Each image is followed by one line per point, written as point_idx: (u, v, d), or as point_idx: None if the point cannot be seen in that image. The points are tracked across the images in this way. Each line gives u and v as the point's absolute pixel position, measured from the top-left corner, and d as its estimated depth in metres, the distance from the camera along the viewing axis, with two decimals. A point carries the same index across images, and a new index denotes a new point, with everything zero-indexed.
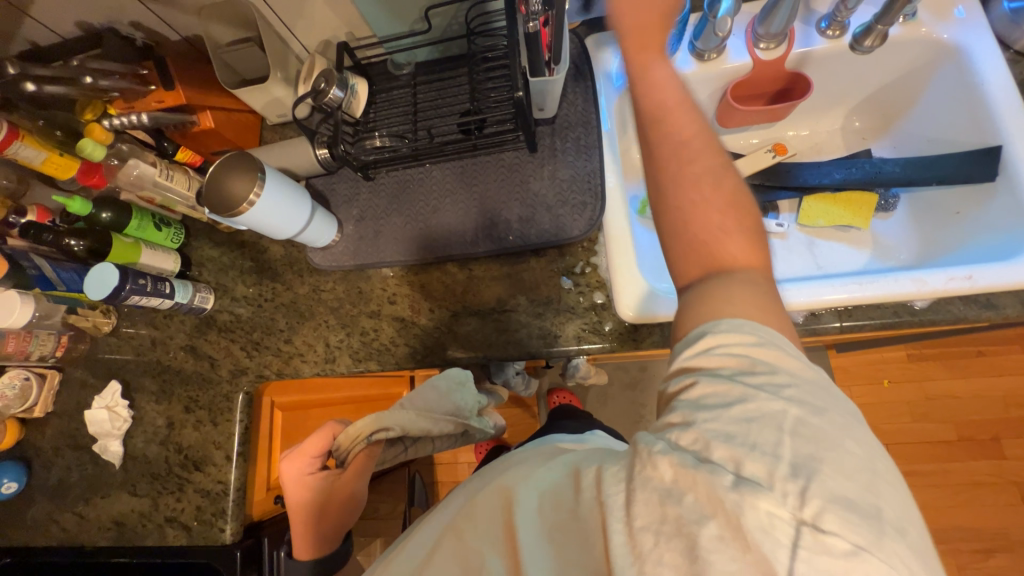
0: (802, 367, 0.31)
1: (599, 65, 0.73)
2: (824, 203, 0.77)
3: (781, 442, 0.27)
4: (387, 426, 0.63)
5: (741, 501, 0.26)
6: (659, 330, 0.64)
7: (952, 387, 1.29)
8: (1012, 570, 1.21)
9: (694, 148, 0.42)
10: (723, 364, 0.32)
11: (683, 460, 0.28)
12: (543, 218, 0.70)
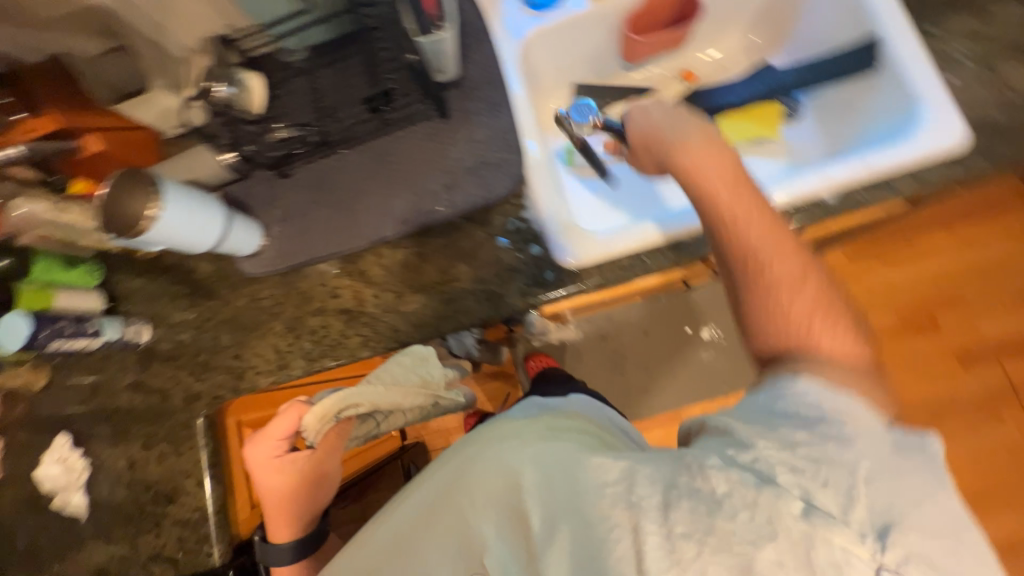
0: (866, 426, 0.43)
1: (495, 17, 0.74)
2: (739, 119, 0.78)
3: (849, 484, 0.39)
4: (354, 403, 0.66)
5: (813, 531, 0.37)
6: (598, 271, 0.65)
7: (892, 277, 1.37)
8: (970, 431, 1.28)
9: (775, 255, 0.52)
10: (802, 411, 0.45)
11: (746, 481, 0.40)
12: (468, 182, 0.69)
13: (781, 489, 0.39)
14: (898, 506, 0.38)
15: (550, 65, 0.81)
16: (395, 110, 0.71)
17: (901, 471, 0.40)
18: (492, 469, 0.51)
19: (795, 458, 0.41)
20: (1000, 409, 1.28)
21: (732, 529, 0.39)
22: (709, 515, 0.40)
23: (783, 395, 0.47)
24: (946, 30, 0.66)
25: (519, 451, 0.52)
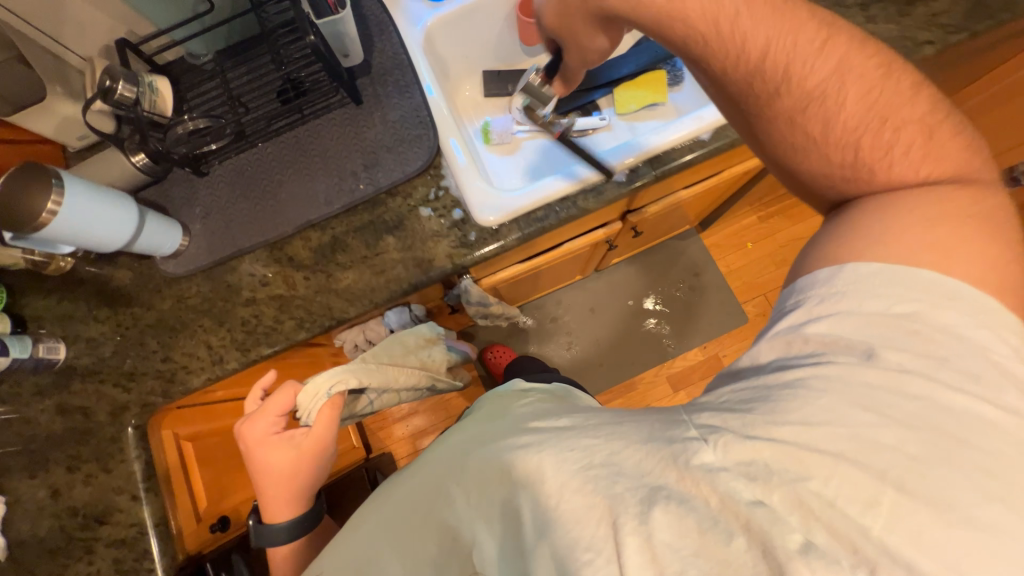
0: (909, 404, 0.35)
1: (398, 9, 0.79)
2: (630, 89, 0.88)
3: (869, 487, 0.32)
4: (347, 377, 0.63)
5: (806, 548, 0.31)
6: (518, 226, 0.70)
7: (794, 231, 1.56)
8: None
9: (832, 88, 0.45)
10: (836, 347, 0.39)
11: (733, 493, 0.34)
12: (387, 160, 0.72)
13: (776, 515, 0.33)
14: (912, 486, 0.32)
15: (456, 51, 0.88)
16: (309, 100, 0.74)
17: (953, 449, 0.33)
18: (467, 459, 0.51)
19: (811, 432, 0.35)
20: None
21: (734, 531, 0.33)
22: (699, 530, 0.34)
23: (806, 336, 0.41)
24: None
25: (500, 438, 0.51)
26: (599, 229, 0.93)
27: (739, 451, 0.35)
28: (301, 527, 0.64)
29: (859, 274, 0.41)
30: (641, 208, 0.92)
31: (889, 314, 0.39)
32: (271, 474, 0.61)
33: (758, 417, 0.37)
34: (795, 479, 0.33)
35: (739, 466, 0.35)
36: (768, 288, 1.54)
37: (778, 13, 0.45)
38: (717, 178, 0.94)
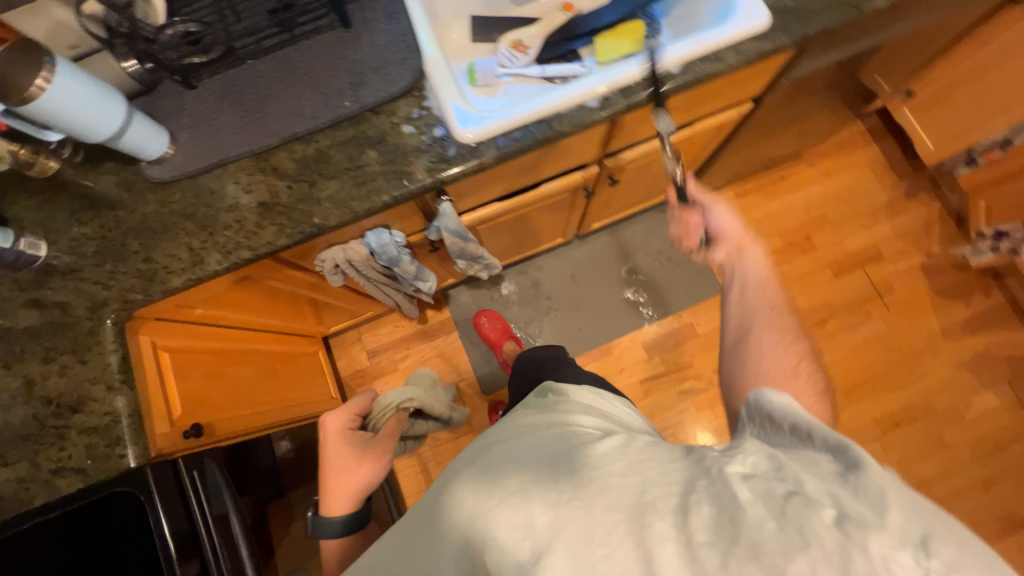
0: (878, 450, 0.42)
1: None
2: (611, 40, 0.86)
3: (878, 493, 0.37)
4: (410, 395, 0.90)
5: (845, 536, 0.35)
6: (495, 145, 0.74)
7: (768, 207, 1.64)
8: (847, 327, 1.55)
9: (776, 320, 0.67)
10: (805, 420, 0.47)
11: (769, 492, 0.40)
12: (372, 79, 0.75)
13: (808, 501, 0.39)
14: (933, 529, 0.35)
15: None
16: (299, 19, 0.76)
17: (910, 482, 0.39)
18: (493, 470, 0.57)
19: (814, 469, 0.42)
20: (867, 305, 1.56)
21: (759, 539, 0.37)
22: (734, 521, 0.39)
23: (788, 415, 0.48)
24: None
25: (528, 449, 0.59)
26: (577, 172, 0.98)
27: (768, 468, 0.43)
28: (352, 523, 0.76)
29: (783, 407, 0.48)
30: (616, 153, 0.98)
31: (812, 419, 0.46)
32: (343, 464, 0.78)
33: (770, 456, 0.44)
34: (806, 502, 0.39)
35: (764, 478, 0.42)
36: None
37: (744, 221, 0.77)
38: (689, 130, 1.00)
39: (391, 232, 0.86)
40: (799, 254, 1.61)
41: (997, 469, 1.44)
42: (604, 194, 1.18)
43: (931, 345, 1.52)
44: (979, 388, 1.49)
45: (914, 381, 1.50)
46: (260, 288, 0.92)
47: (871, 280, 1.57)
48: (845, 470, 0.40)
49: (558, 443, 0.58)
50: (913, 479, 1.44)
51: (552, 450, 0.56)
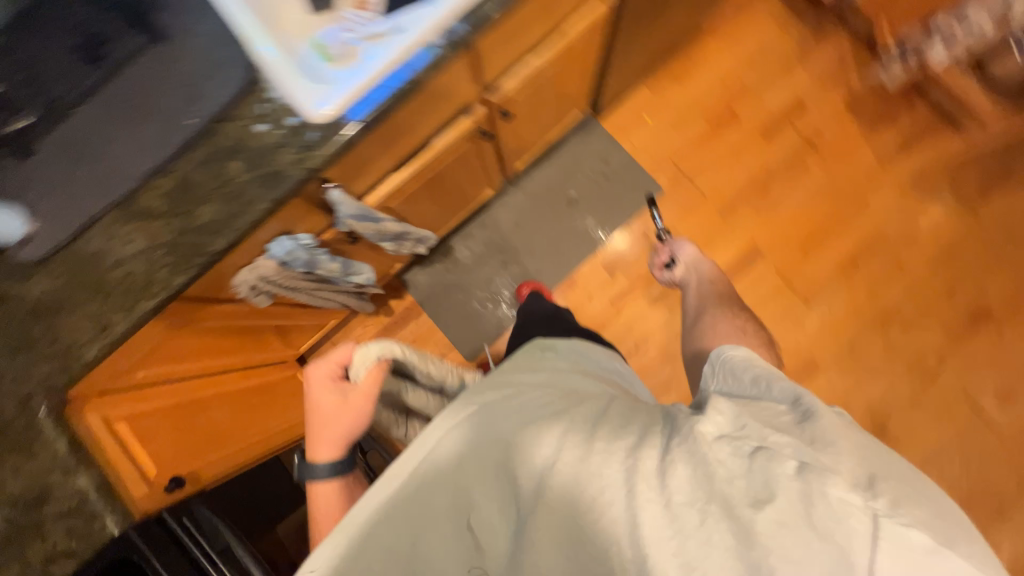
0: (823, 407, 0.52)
1: None
2: None
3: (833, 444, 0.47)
4: (393, 347, 0.81)
5: (809, 484, 0.44)
6: (353, 116, 0.71)
7: (686, 93, 1.61)
8: (789, 186, 1.57)
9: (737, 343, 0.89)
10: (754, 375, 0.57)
11: (739, 449, 0.48)
12: (209, 89, 0.72)
13: (771, 454, 0.47)
14: (877, 470, 0.46)
15: None
16: (113, 52, 0.74)
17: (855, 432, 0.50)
18: (477, 436, 0.59)
19: (770, 415, 0.53)
20: (803, 159, 1.57)
21: (729, 491, 0.46)
22: (708, 478, 0.47)
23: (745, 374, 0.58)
24: None
25: (512, 409, 0.60)
26: (465, 117, 0.95)
27: (733, 425, 0.51)
28: (339, 468, 0.79)
29: (735, 360, 0.65)
30: (497, 86, 0.95)
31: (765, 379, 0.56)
32: (332, 413, 0.79)
33: (734, 416, 0.52)
34: (770, 453, 0.47)
35: (733, 430, 0.50)
36: (676, 153, 1.60)
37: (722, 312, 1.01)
38: (563, 38, 0.96)
39: (294, 237, 0.85)
40: (727, 129, 1.60)
41: (956, 273, 1.50)
42: (509, 132, 1.15)
43: (871, 178, 1.54)
44: (924, 204, 1.52)
45: (863, 217, 1.54)
46: (194, 334, 0.91)
47: (801, 133, 1.57)
48: (801, 420, 0.51)
49: (539, 399, 0.62)
50: (882, 307, 1.51)
51: (534, 408, 0.60)
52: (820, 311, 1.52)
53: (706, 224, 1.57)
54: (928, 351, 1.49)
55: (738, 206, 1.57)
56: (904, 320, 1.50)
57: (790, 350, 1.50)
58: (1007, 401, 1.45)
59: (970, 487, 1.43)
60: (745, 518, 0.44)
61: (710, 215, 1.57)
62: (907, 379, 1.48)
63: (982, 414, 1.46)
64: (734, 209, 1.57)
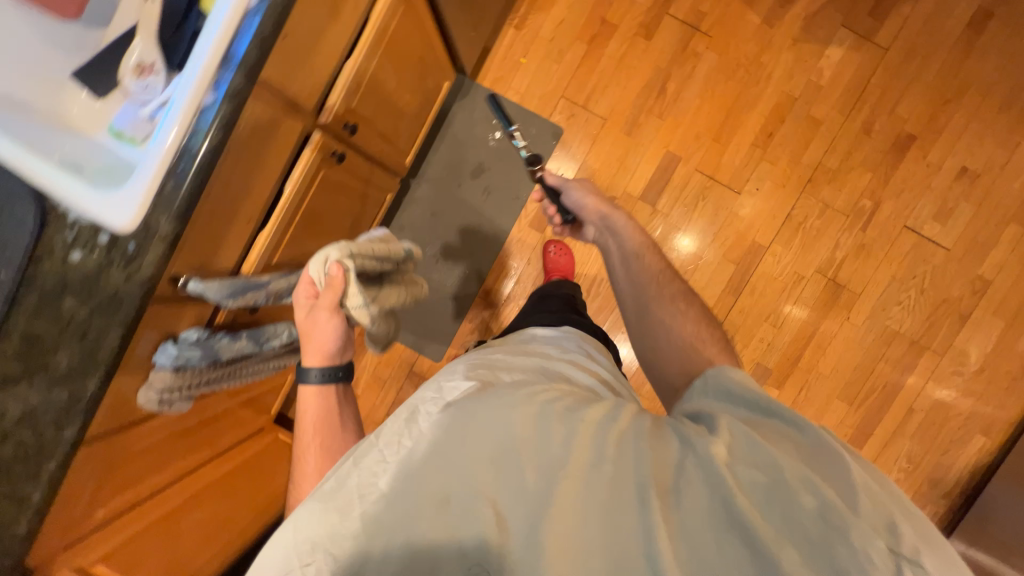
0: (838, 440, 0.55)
1: None
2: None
3: (848, 480, 0.50)
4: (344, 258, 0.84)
5: (827, 522, 0.47)
6: (162, 210, 0.65)
7: (553, 19, 1.50)
8: (686, 78, 1.49)
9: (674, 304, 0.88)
10: (763, 398, 0.61)
11: (755, 476, 0.51)
12: (6, 233, 0.66)
13: (789, 487, 0.50)
14: (897, 512, 0.48)
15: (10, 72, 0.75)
16: None
17: (872, 470, 0.53)
18: (473, 424, 0.57)
19: (781, 442, 0.55)
20: (691, 46, 1.48)
21: (748, 520, 0.48)
22: (726, 502, 0.50)
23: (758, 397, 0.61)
24: None
25: (511, 402, 0.58)
26: (304, 151, 0.89)
27: (751, 452, 0.53)
28: (329, 378, 0.89)
29: (738, 378, 0.65)
30: (324, 105, 0.88)
31: (772, 402, 0.60)
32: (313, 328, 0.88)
33: (746, 438, 0.54)
34: (789, 489, 0.49)
35: (748, 459, 0.53)
36: (564, 85, 1.51)
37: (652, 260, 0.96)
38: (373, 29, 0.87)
39: (176, 339, 0.81)
40: (607, 42, 1.50)
41: (870, 109, 1.46)
42: (371, 139, 1.08)
43: (764, 41, 1.47)
44: (823, 50, 1.46)
45: (767, 84, 1.47)
46: (136, 459, 0.91)
47: (681, 19, 1.48)
48: (814, 452, 0.54)
49: (544, 394, 0.61)
50: (808, 169, 1.48)
51: (537, 397, 0.60)
52: (750, 194, 1.50)
53: (616, 147, 1.51)
54: (862, 196, 1.48)
55: (643, 117, 1.50)
56: (832, 174, 1.48)
57: (731, 243, 1.51)
58: (945, 217, 1.47)
59: (928, 308, 1.49)
60: (763, 543, 0.47)
61: (617, 138, 1.51)
62: (849, 230, 1.49)
63: (926, 239, 1.48)
64: (639, 123, 1.50)
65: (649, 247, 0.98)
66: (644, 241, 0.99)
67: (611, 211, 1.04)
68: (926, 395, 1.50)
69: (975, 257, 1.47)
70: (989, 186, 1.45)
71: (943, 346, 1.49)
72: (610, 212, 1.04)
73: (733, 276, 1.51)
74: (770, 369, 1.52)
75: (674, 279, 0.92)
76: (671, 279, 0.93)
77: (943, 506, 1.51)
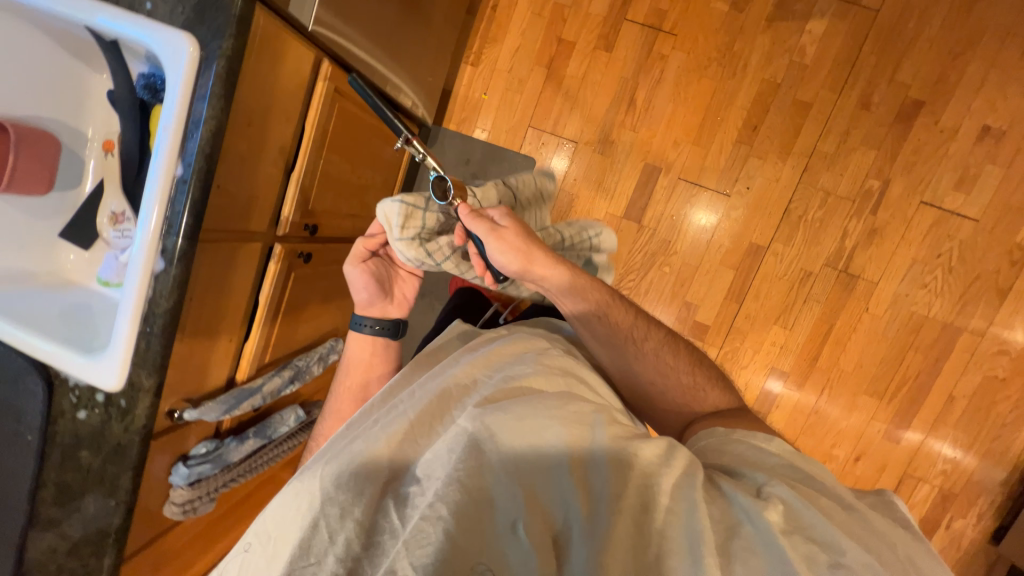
0: (890, 528, 0.58)
1: None
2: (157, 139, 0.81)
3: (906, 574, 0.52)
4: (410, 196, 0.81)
5: None
6: (141, 366, 0.73)
7: (509, 48, 1.47)
8: (655, 84, 1.41)
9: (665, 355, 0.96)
10: (806, 468, 0.65)
11: (814, 549, 0.52)
12: (25, 404, 0.77)
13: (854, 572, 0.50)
14: None
15: (6, 250, 0.84)
16: None
17: (926, 561, 0.56)
18: (529, 437, 0.55)
19: (840, 519, 0.56)
20: (656, 49, 1.40)
21: None
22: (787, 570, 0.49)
23: (800, 472, 0.65)
24: None
25: (568, 419, 0.57)
26: (269, 265, 0.94)
27: (812, 524, 0.54)
28: (384, 330, 0.92)
29: (780, 448, 0.70)
30: (280, 218, 0.92)
31: (817, 476, 0.64)
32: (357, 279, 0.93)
33: (799, 509, 0.55)
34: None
35: (807, 532, 0.53)
36: (529, 115, 1.48)
37: (624, 314, 0.93)
38: (310, 139, 0.89)
39: (188, 457, 0.91)
40: (566, 61, 1.44)
41: (867, 80, 1.33)
42: (338, 224, 1.13)
43: (735, 29, 1.36)
44: (802, 26, 1.33)
45: (745, 74, 1.37)
46: (181, 551, 1.03)
47: (641, 23, 1.40)
48: (869, 531, 0.56)
49: (600, 415, 0.59)
50: (802, 158, 1.37)
51: (589, 415, 0.59)
52: (741, 194, 1.41)
53: (592, 169, 1.47)
54: (868, 176, 1.36)
55: (614, 133, 1.45)
56: (830, 158, 1.36)
57: (727, 248, 1.44)
58: (969, 186, 1.32)
59: (960, 287, 1.35)
60: None
61: (591, 159, 1.47)
62: (857, 215, 1.37)
63: (948, 212, 1.34)
64: (613, 140, 1.45)
65: (612, 300, 0.93)
66: (602, 295, 0.92)
67: (546, 272, 0.84)
68: (968, 380, 1.38)
69: (1010, 225, 1.32)
70: (1019, 143, 1.29)
71: (982, 325, 1.36)
72: (549, 269, 0.84)
73: (734, 281, 1.45)
74: (787, 371, 1.46)
75: (649, 332, 0.96)
76: (645, 330, 0.95)
77: (1001, 495, 1.40)
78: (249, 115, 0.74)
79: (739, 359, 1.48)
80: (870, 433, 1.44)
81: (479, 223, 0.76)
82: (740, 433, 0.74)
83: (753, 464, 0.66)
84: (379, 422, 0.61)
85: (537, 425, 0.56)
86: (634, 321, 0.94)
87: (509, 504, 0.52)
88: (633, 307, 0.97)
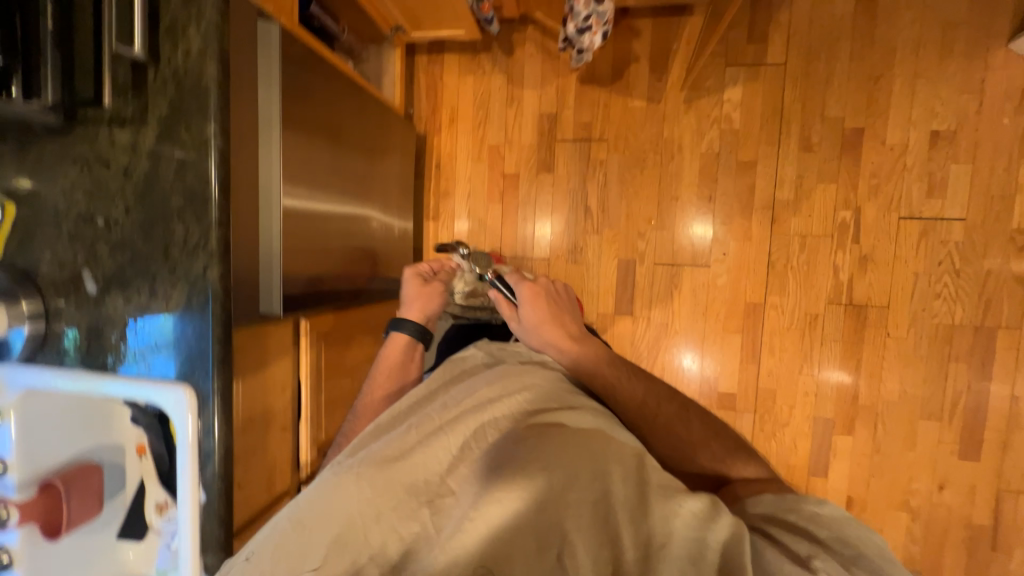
0: None
1: None
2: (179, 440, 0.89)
3: None
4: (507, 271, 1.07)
5: None
6: None
7: (461, 195, 1.58)
8: (603, 188, 1.48)
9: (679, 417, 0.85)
10: (872, 546, 0.54)
11: None
12: None
13: None
14: None
15: None
16: None
17: None
18: (572, 453, 0.54)
19: None
20: (593, 156, 1.48)
21: None
22: None
23: (861, 543, 0.54)
24: (113, 352, 0.77)
25: (608, 454, 0.56)
26: None
27: None
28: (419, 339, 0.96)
29: (830, 516, 0.57)
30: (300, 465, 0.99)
31: (889, 560, 0.53)
32: (416, 290, 0.98)
33: None
34: None
35: None
36: (497, 246, 1.56)
37: (639, 380, 0.87)
38: (309, 388, 0.98)
39: None
40: (515, 190, 1.54)
41: (800, 123, 1.36)
42: None
43: (659, 118, 1.43)
44: (719, 97, 1.40)
45: (682, 154, 1.43)
46: None
47: (572, 138, 1.49)
48: None
49: (639, 459, 0.58)
50: (766, 211, 1.39)
51: (623, 452, 0.57)
52: (720, 261, 1.43)
53: (569, 278, 1.52)
54: (837, 210, 1.36)
55: (579, 240, 1.51)
56: (793, 205, 1.38)
57: (724, 314, 1.44)
58: (941, 189, 1.30)
59: (975, 285, 1.30)
60: None
61: (566, 270, 1.52)
62: (841, 248, 1.36)
63: (930, 219, 1.31)
64: (581, 247, 1.51)
65: (619, 375, 0.85)
66: (608, 373, 0.85)
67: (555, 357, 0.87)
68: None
69: (1000, 214, 1.28)
70: (975, 136, 1.28)
71: (1015, 319, 1.29)
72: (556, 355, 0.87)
73: (742, 345, 1.44)
74: (830, 418, 1.40)
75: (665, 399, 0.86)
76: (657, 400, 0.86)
77: None
78: (247, 416, 0.82)
79: (778, 418, 1.43)
80: (943, 458, 1.35)
81: (501, 306, 0.91)
82: (791, 497, 0.63)
83: (796, 534, 0.56)
84: (418, 436, 0.61)
85: (578, 448, 0.56)
86: (644, 388, 0.86)
87: (551, 530, 0.49)
88: (642, 378, 0.88)
